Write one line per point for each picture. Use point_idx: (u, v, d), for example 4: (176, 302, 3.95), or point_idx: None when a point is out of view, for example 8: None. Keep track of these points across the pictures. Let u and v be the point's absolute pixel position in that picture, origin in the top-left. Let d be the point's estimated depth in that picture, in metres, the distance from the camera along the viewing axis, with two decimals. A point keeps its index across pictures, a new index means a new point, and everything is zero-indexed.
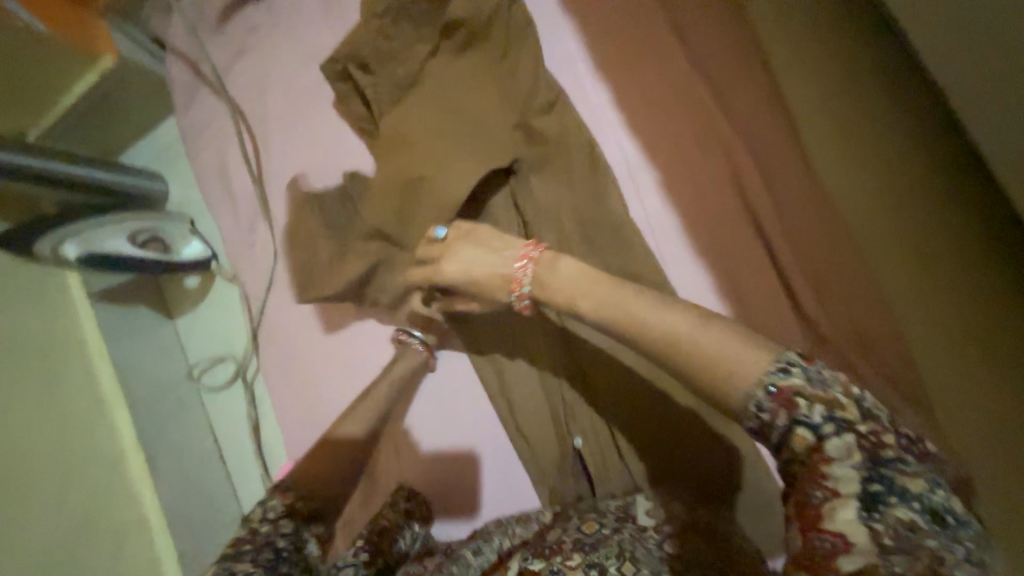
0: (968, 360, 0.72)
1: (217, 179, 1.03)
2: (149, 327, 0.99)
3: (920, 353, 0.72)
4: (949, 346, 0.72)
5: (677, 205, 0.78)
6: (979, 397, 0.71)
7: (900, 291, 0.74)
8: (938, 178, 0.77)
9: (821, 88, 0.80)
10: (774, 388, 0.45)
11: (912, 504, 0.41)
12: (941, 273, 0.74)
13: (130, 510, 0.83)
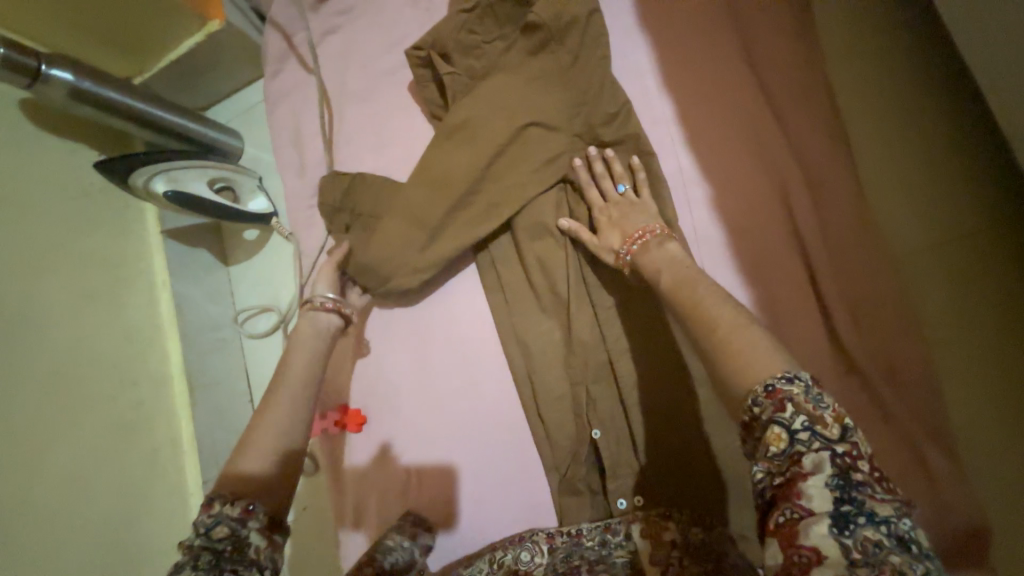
0: (1010, 443, 0.64)
1: (290, 141, 1.07)
2: (205, 269, 1.07)
3: (955, 424, 0.66)
4: (991, 423, 0.65)
5: (725, 222, 0.75)
6: (1019, 475, 0.63)
7: (944, 353, 0.68)
8: (1018, 239, 0.69)
9: (895, 123, 0.74)
10: (770, 387, 0.47)
11: (880, 527, 0.41)
12: (998, 343, 0.66)
13: (162, 426, 0.93)
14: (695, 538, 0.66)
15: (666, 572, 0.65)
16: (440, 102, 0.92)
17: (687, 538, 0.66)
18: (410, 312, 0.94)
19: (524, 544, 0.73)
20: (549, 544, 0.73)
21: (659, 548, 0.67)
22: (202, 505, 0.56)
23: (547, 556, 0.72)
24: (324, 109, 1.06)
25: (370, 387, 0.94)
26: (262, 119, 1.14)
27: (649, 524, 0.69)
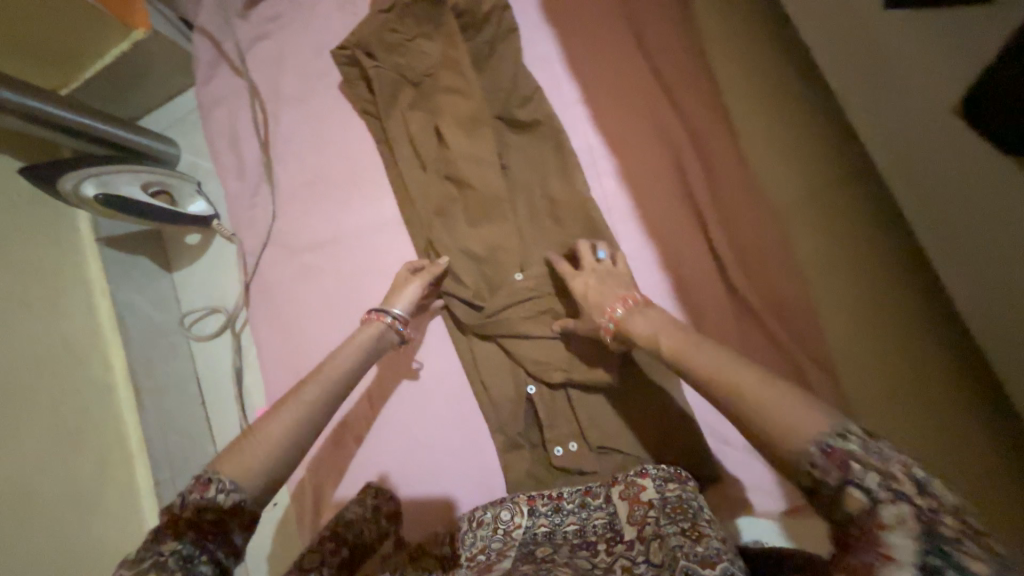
0: (883, 371, 0.76)
1: (227, 144, 1.10)
2: (148, 276, 1.08)
3: (842, 368, 0.77)
4: (872, 362, 0.76)
5: (631, 189, 0.85)
6: (891, 377, 0.76)
7: (829, 306, 0.79)
8: (881, 204, 0.81)
9: (776, 113, 0.85)
10: (828, 447, 0.44)
11: None
12: (871, 294, 0.78)
13: (112, 432, 0.92)
14: (670, 496, 0.63)
15: (643, 531, 0.61)
16: (370, 99, 0.97)
17: (663, 496, 0.63)
18: (357, 298, 0.99)
19: (504, 504, 0.71)
20: (530, 506, 0.70)
21: (638, 507, 0.64)
22: (200, 483, 0.56)
23: (529, 518, 0.69)
24: (259, 112, 1.09)
25: None
26: (197, 125, 1.16)
27: (629, 485, 0.66)
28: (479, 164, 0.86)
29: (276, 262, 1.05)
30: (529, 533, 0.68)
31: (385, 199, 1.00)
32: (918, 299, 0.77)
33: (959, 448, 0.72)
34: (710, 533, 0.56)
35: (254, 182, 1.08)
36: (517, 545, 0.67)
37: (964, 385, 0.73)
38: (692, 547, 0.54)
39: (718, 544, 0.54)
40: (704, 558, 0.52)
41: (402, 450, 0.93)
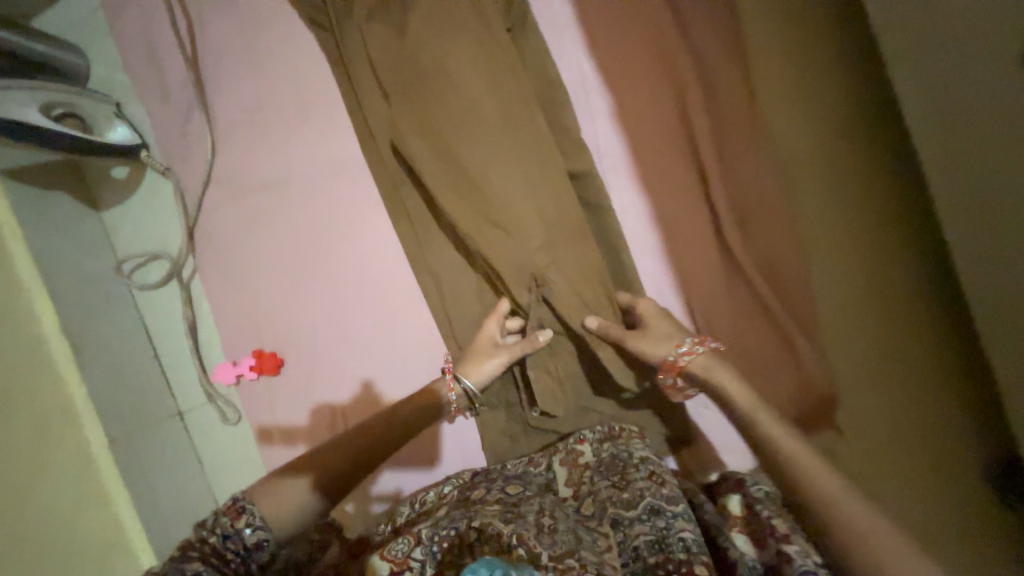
0: (878, 355, 0.73)
1: (145, 56, 0.91)
2: (73, 217, 0.95)
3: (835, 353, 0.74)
4: (896, 372, 0.73)
5: (628, 135, 0.77)
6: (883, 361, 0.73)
7: (832, 296, 0.74)
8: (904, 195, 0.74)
9: (793, 56, 0.75)
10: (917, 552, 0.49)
11: None
12: (882, 300, 0.74)
13: (53, 393, 0.84)
14: (604, 457, 0.72)
15: (578, 491, 0.70)
16: (320, 6, 0.80)
17: (600, 459, 0.71)
18: (315, 248, 0.89)
19: (445, 483, 0.76)
20: (470, 478, 0.77)
21: (576, 470, 0.72)
22: (232, 508, 0.58)
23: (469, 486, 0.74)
24: (179, 14, 0.89)
25: (287, 330, 0.91)
26: (105, 29, 0.95)
27: (569, 452, 0.74)
28: (453, 98, 0.74)
29: (221, 204, 0.92)
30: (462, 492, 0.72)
31: (342, 132, 0.87)
32: (926, 293, 0.73)
33: (929, 433, 0.71)
34: (637, 477, 0.66)
35: (183, 107, 0.91)
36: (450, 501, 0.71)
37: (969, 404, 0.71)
38: (619, 495, 0.65)
39: (643, 484, 0.64)
40: (630, 501, 0.63)
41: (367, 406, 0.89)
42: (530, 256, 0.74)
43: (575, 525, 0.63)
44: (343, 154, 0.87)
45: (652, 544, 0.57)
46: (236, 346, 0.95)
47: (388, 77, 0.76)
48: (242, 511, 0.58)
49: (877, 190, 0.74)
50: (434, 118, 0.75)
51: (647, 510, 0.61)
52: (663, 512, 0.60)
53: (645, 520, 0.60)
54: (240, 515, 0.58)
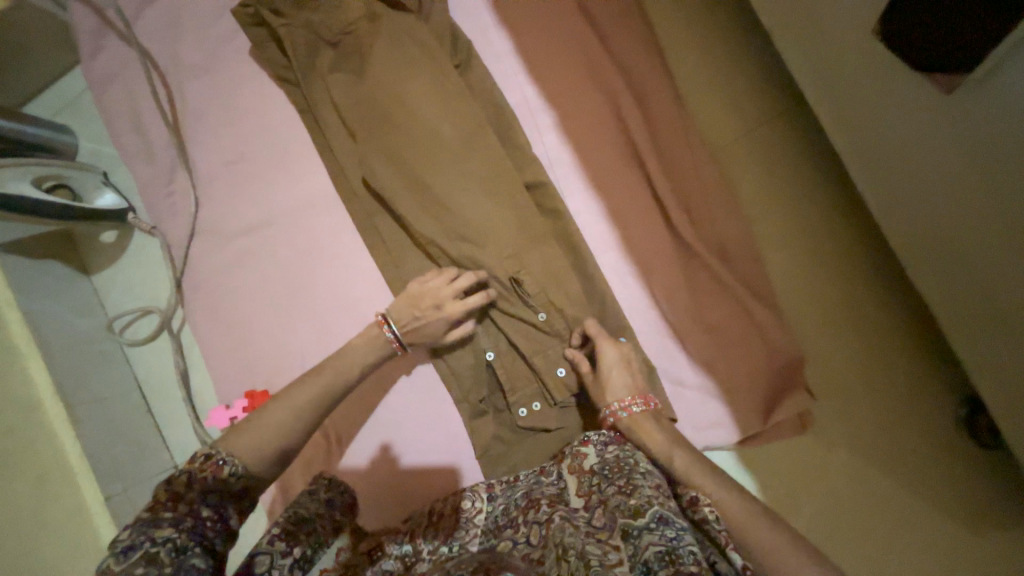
0: (820, 304, 0.80)
1: (130, 127, 0.99)
2: (64, 282, 0.99)
3: (785, 308, 0.81)
4: (848, 325, 0.80)
5: (573, 140, 0.85)
6: (826, 308, 0.80)
7: (774, 256, 0.82)
8: (830, 162, 0.82)
9: (707, 56, 0.86)
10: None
11: None
12: (825, 261, 0.81)
13: (49, 455, 0.84)
14: (609, 459, 0.64)
15: (589, 499, 0.61)
16: (286, 64, 0.89)
17: (603, 461, 0.64)
18: (297, 281, 0.94)
19: (464, 496, 0.73)
20: (489, 493, 0.73)
21: (584, 478, 0.65)
22: (213, 460, 0.58)
23: (488, 503, 0.71)
24: (159, 86, 0.98)
25: (277, 365, 0.94)
26: (93, 108, 1.03)
27: (574, 458, 0.69)
28: (413, 130, 0.81)
29: (206, 251, 0.97)
30: (490, 518, 0.69)
31: (316, 173, 0.94)
32: (865, 247, 0.80)
33: (874, 365, 0.79)
34: (643, 483, 0.57)
35: (167, 167, 0.98)
36: (480, 531, 0.67)
37: (919, 339, 0.78)
38: (627, 502, 0.55)
39: (651, 492, 0.55)
40: (638, 509, 0.53)
41: (367, 470, 0.90)
42: (498, 261, 0.79)
43: (584, 539, 0.52)
44: (318, 193, 0.94)
45: (663, 556, 0.46)
46: (227, 386, 0.97)
47: (351, 118, 0.84)
48: (224, 465, 0.58)
49: (800, 157, 0.83)
50: (396, 148, 0.82)
51: (656, 518, 0.51)
52: (673, 521, 0.50)
53: (655, 530, 0.50)
54: (222, 468, 0.58)
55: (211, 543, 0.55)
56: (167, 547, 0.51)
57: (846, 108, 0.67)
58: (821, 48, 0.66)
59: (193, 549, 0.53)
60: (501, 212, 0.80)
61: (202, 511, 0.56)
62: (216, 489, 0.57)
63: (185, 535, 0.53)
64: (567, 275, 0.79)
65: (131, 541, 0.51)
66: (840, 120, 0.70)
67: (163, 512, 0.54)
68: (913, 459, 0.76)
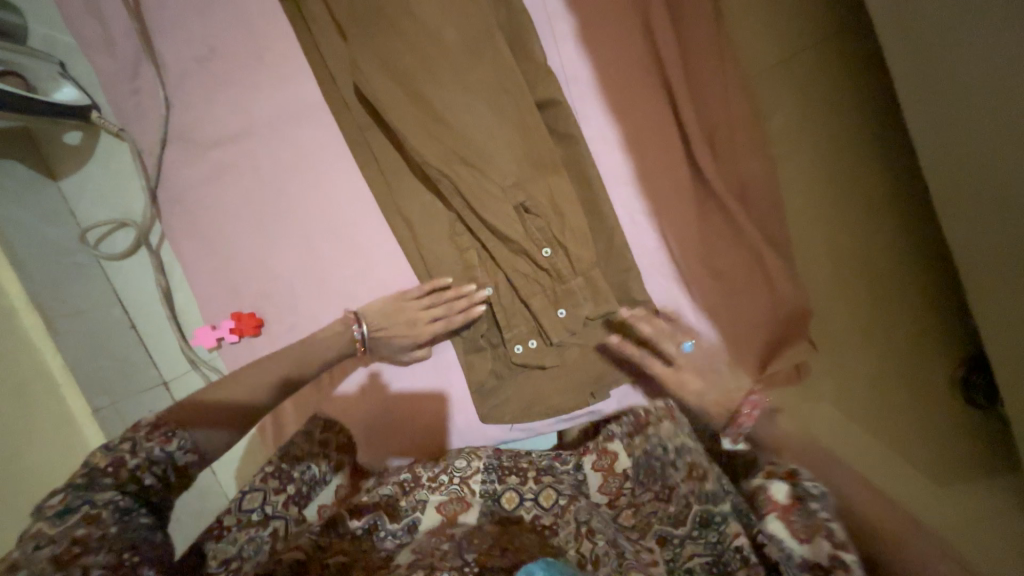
0: (837, 254, 0.77)
1: (85, 6, 0.86)
2: (27, 184, 0.91)
3: (800, 255, 0.78)
4: (861, 277, 0.76)
5: (593, 54, 0.75)
6: (842, 258, 0.77)
7: (798, 201, 0.77)
8: None
9: None
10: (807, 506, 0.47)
11: (794, 557, 0.45)
12: (852, 209, 0.76)
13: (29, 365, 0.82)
14: (639, 457, 0.71)
15: (617, 500, 0.70)
16: None
17: (635, 463, 0.71)
18: (284, 200, 0.87)
19: (458, 455, 0.74)
20: (496, 449, 0.76)
21: (612, 478, 0.72)
22: (162, 436, 0.57)
23: (491, 453, 0.75)
24: None
25: (264, 289, 0.90)
26: None
27: (602, 455, 0.75)
28: (414, 31, 0.71)
29: (182, 160, 0.89)
30: (491, 458, 0.74)
31: (301, 76, 0.84)
32: None
33: (883, 320, 0.77)
34: (679, 481, 0.63)
35: (132, 60, 0.87)
36: (481, 467, 0.72)
37: (931, 298, 0.73)
38: (666, 511, 0.63)
39: (686, 492, 0.61)
40: (679, 518, 0.60)
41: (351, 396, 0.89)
42: (502, 190, 0.72)
43: (614, 529, 0.59)
44: (305, 100, 0.84)
45: (708, 567, 0.53)
46: (213, 307, 0.93)
47: (342, 10, 0.73)
48: (172, 437, 0.58)
49: (848, 89, 0.74)
50: (393, 51, 0.72)
51: (698, 523, 0.57)
52: (715, 520, 0.54)
53: (699, 539, 0.56)
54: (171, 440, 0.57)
55: (156, 503, 0.56)
56: (111, 508, 0.51)
57: (919, 28, 0.59)
58: None
59: (137, 511, 0.53)
60: (509, 134, 0.72)
61: (146, 477, 0.55)
62: (160, 460, 0.56)
63: (128, 498, 0.53)
64: (574, 209, 0.73)
65: (66, 506, 0.50)
66: (906, 44, 0.61)
67: (102, 478, 0.53)
68: (904, 416, 0.75)
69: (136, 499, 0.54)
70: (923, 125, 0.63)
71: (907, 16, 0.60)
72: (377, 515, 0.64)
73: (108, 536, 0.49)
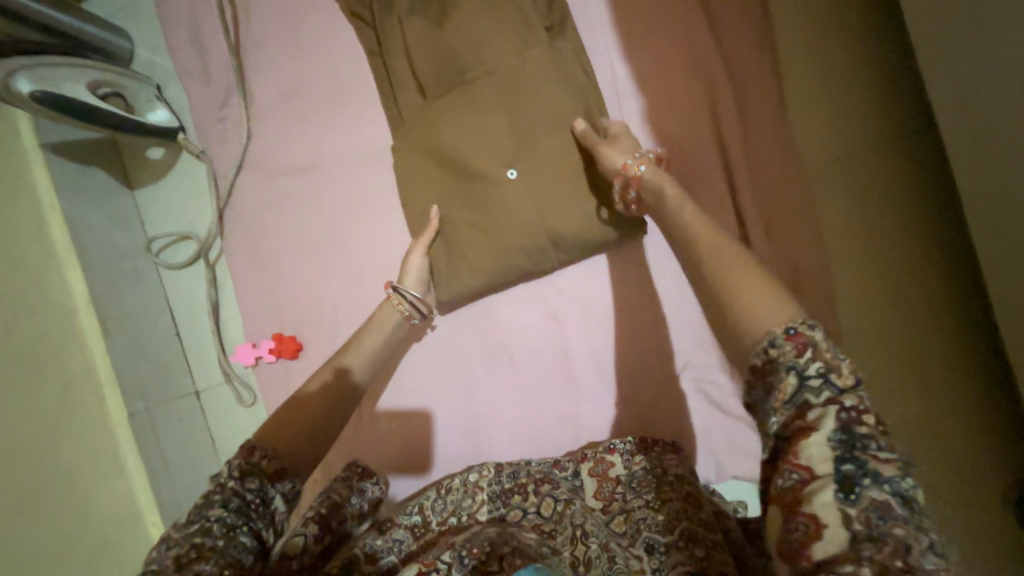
0: (886, 351, 0.75)
1: (190, 41, 0.94)
2: (106, 191, 0.97)
3: (847, 346, 0.76)
4: (909, 383, 0.75)
5: (655, 133, 0.78)
6: (890, 356, 0.75)
7: (847, 292, 0.76)
8: (937, 202, 0.75)
9: (826, 58, 0.77)
10: (847, 414, 0.43)
11: (885, 487, 0.40)
12: (903, 308, 0.75)
13: (77, 363, 0.86)
14: (636, 470, 0.67)
15: (609, 505, 0.65)
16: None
17: (631, 473, 0.67)
18: (341, 232, 0.91)
19: (471, 468, 0.71)
20: (497, 468, 0.70)
21: (606, 483, 0.67)
22: (243, 450, 0.58)
23: (495, 473, 0.69)
24: (226, 2, 0.93)
25: (307, 314, 0.93)
26: (153, 14, 0.98)
27: (598, 462, 0.70)
28: (491, 96, 0.76)
29: (253, 186, 0.94)
30: (495, 483, 0.68)
31: (375, 122, 0.89)
32: (951, 301, 0.74)
33: (930, 426, 0.74)
34: (672, 497, 0.60)
35: (223, 91, 0.94)
36: (487, 498, 0.66)
37: (976, 415, 0.73)
38: (654, 517, 0.59)
39: (680, 507, 0.58)
40: (666, 526, 0.57)
41: (378, 432, 0.89)
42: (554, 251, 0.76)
43: (607, 535, 0.57)
44: (376, 144, 0.89)
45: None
46: (257, 327, 0.96)
47: (426, 72, 0.79)
48: (254, 450, 0.58)
49: (904, 190, 0.75)
50: (469, 112, 0.76)
51: (685, 537, 0.54)
52: (702, 540, 0.52)
53: (683, 548, 0.53)
54: (253, 453, 0.58)
55: (256, 526, 0.55)
56: (220, 523, 0.53)
57: (988, 144, 0.59)
58: (979, 75, 0.58)
59: (242, 528, 0.53)
60: (574, 200, 0.75)
61: (248, 491, 0.56)
62: (251, 473, 0.56)
63: (233, 514, 0.54)
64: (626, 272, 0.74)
65: (190, 520, 0.54)
66: (972, 158, 0.62)
67: (212, 497, 0.55)
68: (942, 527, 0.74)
69: (234, 515, 0.54)
70: (984, 252, 0.64)
71: (978, 133, 0.60)
72: (393, 556, 0.60)
73: (213, 552, 0.51)
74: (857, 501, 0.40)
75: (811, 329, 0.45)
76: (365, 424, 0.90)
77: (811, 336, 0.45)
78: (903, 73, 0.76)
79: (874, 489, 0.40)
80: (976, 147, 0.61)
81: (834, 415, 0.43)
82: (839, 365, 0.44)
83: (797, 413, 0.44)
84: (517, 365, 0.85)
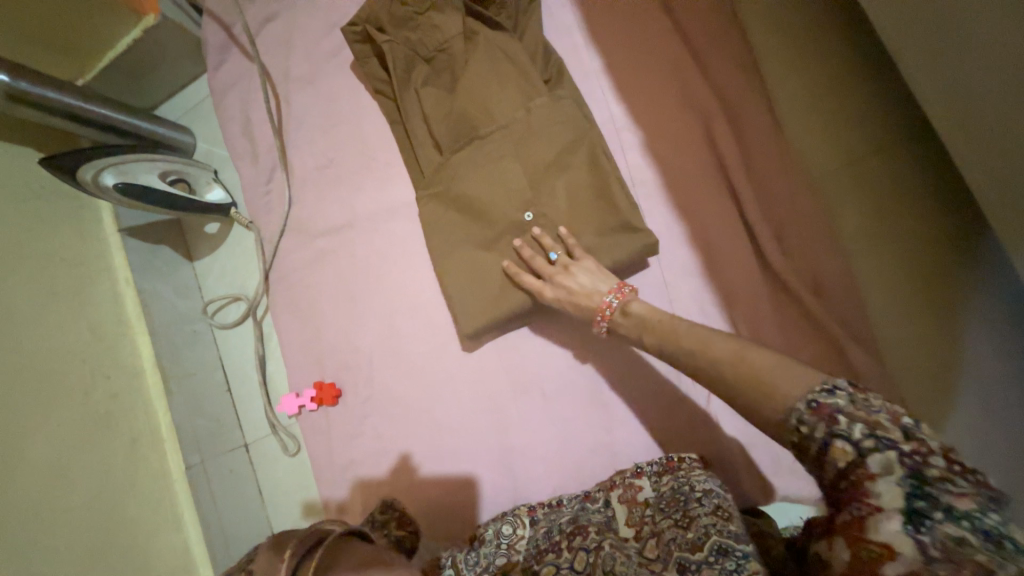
0: (929, 353, 0.73)
1: (242, 130, 1.09)
2: (170, 264, 1.09)
3: (884, 351, 0.74)
4: (959, 384, 0.71)
5: (657, 161, 0.83)
6: (932, 356, 0.72)
7: (874, 296, 0.75)
8: (947, 197, 0.75)
9: (809, 78, 0.82)
10: (815, 405, 0.46)
11: (961, 522, 0.40)
12: (935, 306, 0.73)
13: (142, 422, 0.93)
14: (664, 490, 0.65)
15: (641, 530, 0.63)
16: (384, 77, 0.95)
17: (659, 493, 0.65)
18: (374, 280, 0.98)
19: (504, 519, 0.72)
20: (531, 517, 0.72)
21: (635, 508, 0.66)
22: None
23: (530, 529, 0.70)
24: (271, 95, 1.08)
25: (346, 361, 0.98)
26: (212, 113, 1.15)
27: (626, 487, 0.69)
28: (501, 144, 0.83)
29: (295, 247, 1.05)
30: (531, 542, 0.68)
31: (400, 179, 0.99)
32: (983, 294, 0.72)
33: (990, 428, 0.70)
34: (699, 512, 0.57)
35: (268, 168, 1.07)
36: (522, 559, 0.66)
37: None
38: (684, 535, 0.56)
39: (708, 520, 0.55)
40: (694, 542, 0.54)
41: (418, 471, 0.91)
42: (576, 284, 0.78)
43: (636, 570, 0.53)
44: (402, 198, 0.98)
45: None
46: (300, 376, 1.02)
47: (441, 132, 0.88)
48: None
49: (912, 189, 0.76)
50: (483, 160, 0.84)
51: (715, 550, 0.51)
52: (732, 552, 0.50)
53: (714, 564, 0.50)
54: None
55: None
56: None
57: (988, 135, 0.61)
58: (959, 74, 0.61)
59: None
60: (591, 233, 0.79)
61: None
62: None
63: None
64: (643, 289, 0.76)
65: None
66: (974, 149, 0.63)
67: None
68: None
69: None
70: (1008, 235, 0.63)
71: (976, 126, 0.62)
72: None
73: None
74: (930, 532, 0.40)
75: (833, 396, 0.46)
76: (405, 463, 0.92)
77: (835, 403, 0.45)
78: (886, 80, 0.79)
79: (949, 524, 0.40)
80: (977, 139, 0.62)
81: (849, 437, 0.44)
82: (881, 418, 0.44)
83: (856, 462, 0.44)
84: (546, 395, 0.86)
